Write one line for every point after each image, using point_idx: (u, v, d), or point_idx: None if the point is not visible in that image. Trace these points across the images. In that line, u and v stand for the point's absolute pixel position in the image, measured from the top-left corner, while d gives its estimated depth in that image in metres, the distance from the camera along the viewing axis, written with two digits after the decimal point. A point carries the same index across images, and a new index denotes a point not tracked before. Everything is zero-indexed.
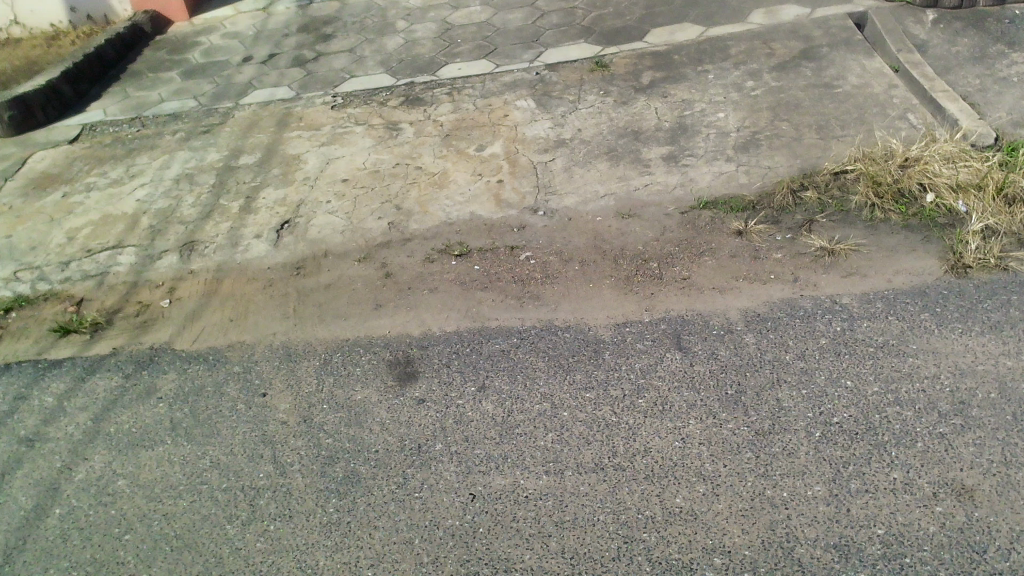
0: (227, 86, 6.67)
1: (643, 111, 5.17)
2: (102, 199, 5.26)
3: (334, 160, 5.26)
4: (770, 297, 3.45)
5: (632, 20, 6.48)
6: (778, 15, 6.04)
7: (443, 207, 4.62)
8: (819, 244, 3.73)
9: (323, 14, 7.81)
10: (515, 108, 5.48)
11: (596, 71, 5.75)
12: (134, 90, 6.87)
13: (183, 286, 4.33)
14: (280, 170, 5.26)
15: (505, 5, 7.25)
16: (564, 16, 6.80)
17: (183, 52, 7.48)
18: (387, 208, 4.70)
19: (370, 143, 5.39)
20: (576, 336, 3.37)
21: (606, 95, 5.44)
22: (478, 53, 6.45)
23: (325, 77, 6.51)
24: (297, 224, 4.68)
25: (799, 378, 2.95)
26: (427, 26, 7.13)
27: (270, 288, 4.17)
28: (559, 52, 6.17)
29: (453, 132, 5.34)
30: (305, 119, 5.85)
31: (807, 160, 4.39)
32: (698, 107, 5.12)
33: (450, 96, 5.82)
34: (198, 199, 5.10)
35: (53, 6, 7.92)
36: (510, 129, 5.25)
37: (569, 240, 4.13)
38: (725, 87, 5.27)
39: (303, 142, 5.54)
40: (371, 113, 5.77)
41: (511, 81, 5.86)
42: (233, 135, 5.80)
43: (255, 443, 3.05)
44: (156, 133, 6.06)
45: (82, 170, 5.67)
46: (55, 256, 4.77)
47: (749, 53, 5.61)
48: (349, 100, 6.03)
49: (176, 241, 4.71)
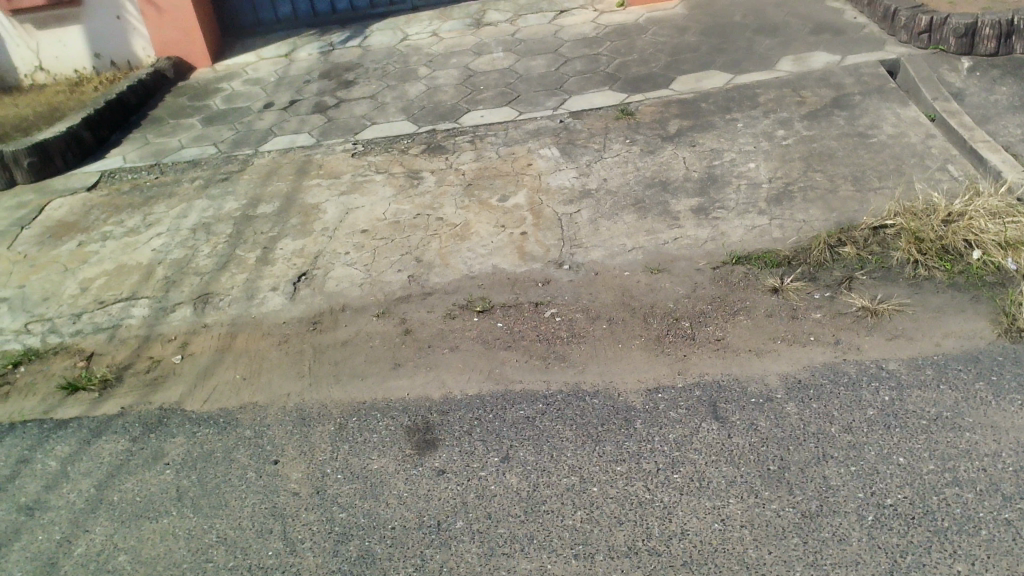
0: (247, 133, 6.62)
1: (671, 161, 5.04)
2: (118, 248, 5.16)
3: (353, 210, 5.14)
4: (811, 362, 3.26)
5: (657, 67, 6.38)
6: (807, 62, 5.92)
7: (465, 259, 4.47)
8: (861, 304, 3.54)
9: (346, 60, 7.79)
10: (539, 157, 5.36)
11: (621, 119, 5.63)
12: (154, 136, 6.84)
13: (195, 341, 4.20)
14: (298, 220, 5.15)
15: (527, 52, 7.20)
16: (588, 62, 6.72)
17: (205, 98, 7.47)
18: (408, 260, 4.56)
19: (390, 192, 5.28)
20: (605, 403, 3.18)
21: (632, 144, 5.31)
22: (500, 100, 6.37)
23: (346, 124, 6.45)
24: (314, 276, 4.56)
25: (846, 454, 2.74)
26: (450, 72, 7.08)
27: (285, 345, 4.03)
28: (583, 99, 6.07)
29: (475, 182, 5.22)
30: (325, 167, 5.76)
31: (843, 213, 4.22)
32: (728, 156, 4.98)
33: (473, 144, 5.71)
34: (215, 249, 4.99)
35: (78, 53, 8.14)
36: (533, 179, 5.12)
37: (596, 296, 3.96)
38: (755, 136, 5.13)
39: (323, 191, 5.44)
40: (392, 161, 5.67)
41: (535, 128, 5.76)
42: (252, 183, 5.72)
43: (264, 516, 2.88)
44: (174, 180, 5.99)
45: (99, 219, 5.60)
46: (68, 307, 4.66)
47: (779, 101, 5.47)
48: (370, 147, 5.95)
49: (191, 292, 4.59)
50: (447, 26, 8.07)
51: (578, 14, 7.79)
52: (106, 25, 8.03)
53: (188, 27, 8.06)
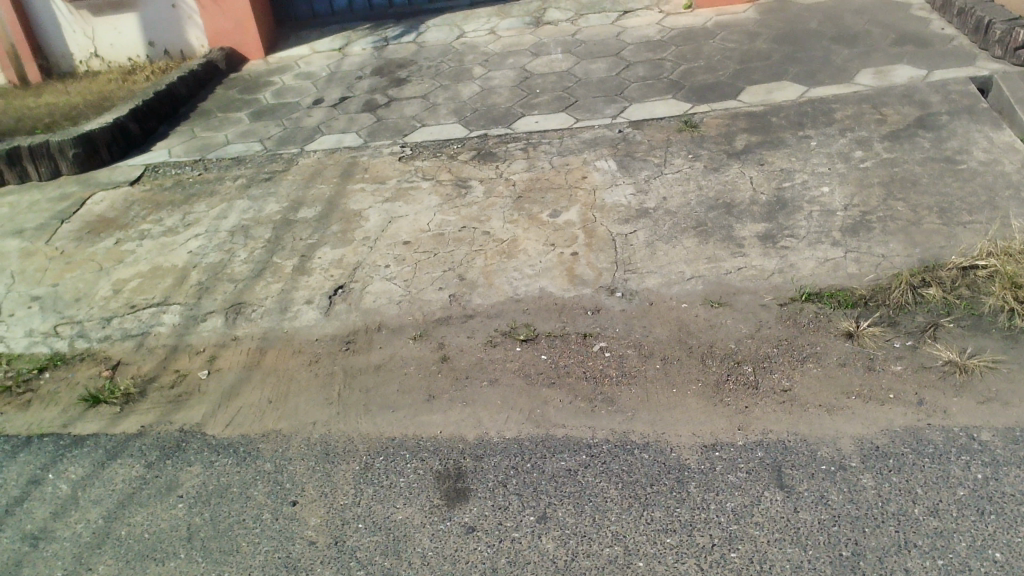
0: (294, 130, 6.43)
1: (737, 180, 4.69)
2: (154, 249, 5.01)
3: (397, 219, 4.90)
4: (889, 424, 2.91)
5: (724, 75, 6.01)
6: (889, 76, 5.49)
7: (510, 280, 4.19)
8: (948, 357, 3.17)
9: (399, 56, 7.55)
10: (595, 170, 5.05)
11: (684, 131, 5.29)
12: (201, 130, 6.70)
13: (223, 356, 4.01)
14: (339, 227, 4.93)
15: (587, 54, 6.88)
16: (651, 68, 6.38)
17: (255, 92, 7.31)
18: (450, 277, 4.30)
19: (436, 201, 5.02)
20: (656, 459, 2.87)
21: (695, 160, 4.97)
22: (556, 106, 6.07)
23: (396, 124, 6.21)
24: (351, 290, 4.33)
25: (931, 543, 2.40)
26: (505, 73, 6.80)
27: (315, 366, 3.80)
28: (644, 108, 5.75)
29: (525, 194, 4.93)
30: (370, 170, 5.53)
31: (927, 249, 3.84)
32: (799, 178, 4.61)
33: (525, 151, 5.43)
34: (251, 254, 4.80)
35: (132, 41, 8.12)
36: (587, 193, 4.82)
37: (650, 331, 3.65)
38: (830, 156, 4.75)
39: (367, 197, 5.22)
40: (440, 167, 5.42)
41: (591, 138, 5.45)
42: (295, 184, 5.51)
43: (277, 567, 2.65)
44: (217, 178, 5.82)
45: (138, 216, 5.45)
46: (98, 310, 4.51)
47: (857, 118, 5.07)
48: (418, 151, 5.70)
49: (223, 301, 4.40)
50: (506, 24, 7.78)
51: (643, 15, 7.44)
52: (161, 13, 7.98)
53: (242, 18, 7.91)
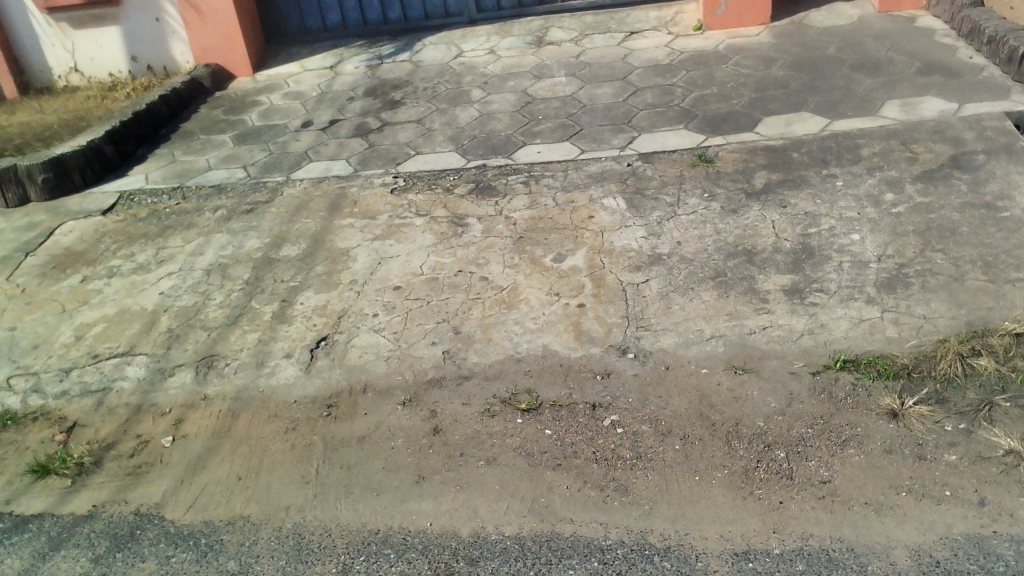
0: (280, 155, 6.04)
1: (757, 224, 4.32)
2: (123, 289, 4.62)
3: (387, 260, 4.52)
4: (947, 530, 2.55)
5: (739, 104, 5.65)
6: (918, 109, 5.13)
7: (511, 334, 3.81)
8: (1010, 446, 2.80)
9: (394, 76, 7.18)
10: (602, 208, 4.68)
11: (698, 166, 4.92)
12: (182, 154, 6.31)
13: (191, 418, 3.61)
14: (324, 268, 4.54)
15: (593, 78, 6.51)
16: (660, 94, 6.02)
17: (241, 112, 6.92)
18: (444, 329, 3.91)
19: (430, 240, 4.64)
20: (678, 570, 2.53)
21: (710, 199, 4.60)
22: (560, 134, 5.70)
23: (389, 151, 5.84)
24: (335, 342, 3.94)
25: None
26: (506, 96, 6.43)
27: (292, 434, 3.41)
28: (654, 139, 5.39)
29: (527, 234, 4.55)
30: (360, 203, 5.15)
31: (974, 311, 3.46)
32: (826, 223, 4.23)
33: (527, 186, 5.05)
34: (228, 298, 4.41)
35: (114, 55, 7.77)
36: (594, 235, 4.45)
37: (666, 401, 3.26)
38: (858, 199, 4.38)
39: (356, 233, 4.83)
40: (435, 201, 5.04)
41: (598, 171, 5.07)
42: (279, 218, 5.13)
43: None
44: (196, 208, 5.43)
45: (108, 250, 5.06)
46: (57, 359, 4.11)
47: (885, 155, 4.70)
48: (412, 182, 5.32)
49: (194, 352, 4.01)
50: (506, 43, 7.41)
51: (651, 36, 7.08)
52: (145, 27, 7.64)
53: (230, 33, 7.54)
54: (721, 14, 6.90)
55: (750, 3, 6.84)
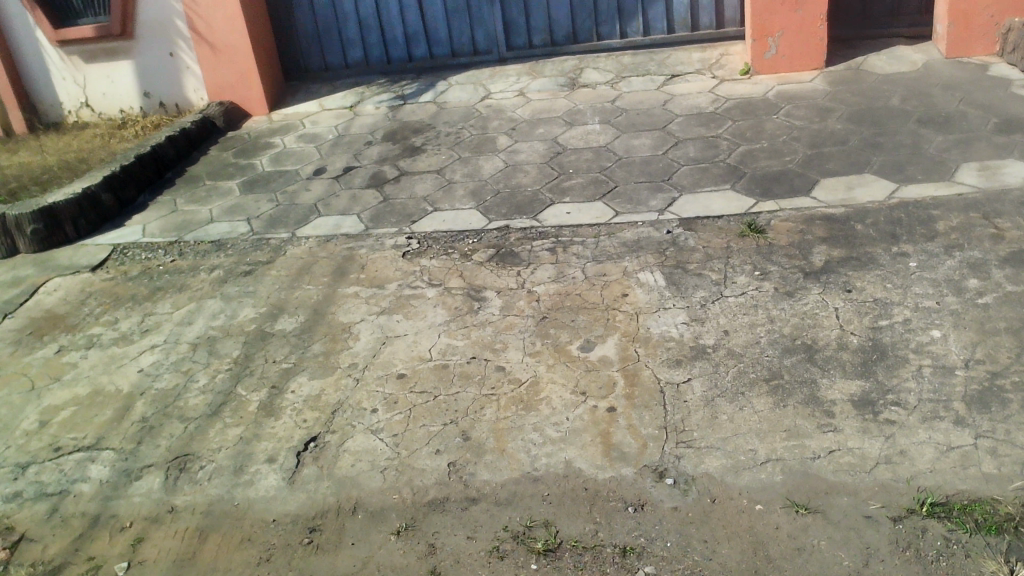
0: (288, 207, 5.58)
1: (818, 312, 3.73)
2: (100, 364, 4.15)
3: (392, 341, 4.00)
4: None
5: (793, 162, 5.08)
6: (1000, 174, 4.53)
7: (528, 445, 3.26)
8: None
9: (416, 119, 6.72)
10: (637, 285, 4.13)
11: (747, 237, 4.36)
12: (185, 202, 5.88)
13: (152, 538, 3.11)
14: (322, 347, 4.03)
15: (629, 126, 5.99)
16: (704, 147, 5.48)
17: (251, 156, 6.49)
18: (451, 434, 3.37)
19: (441, 317, 4.12)
20: None
21: (762, 278, 4.03)
22: (592, 191, 5.17)
23: (404, 206, 5.34)
24: (325, 444, 3.41)
25: None
26: (534, 145, 5.92)
27: (266, 568, 2.91)
28: (697, 201, 4.84)
29: (551, 314, 4.02)
30: (368, 268, 4.66)
31: None
32: (899, 313, 3.64)
33: (553, 253, 4.53)
34: (213, 380, 3.91)
35: (126, 91, 7.41)
36: (628, 319, 3.90)
37: (712, 551, 2.72)
38: (937, 284, 3.77)
39: (360, 305, 4.33)
40: (450, 269, 4.53)
41: (634, 239, 4.54)
42: (278, 283, 4.65)
43: None
44: (191, 267, 4.97)
45: (91, 315, 4.61)
46: (15, 450, 3.63)
47: (965, 231, 4.10)
48: (427, 245, 4.82)
49: (166, 450, 3.51)
50: (537, 85, 6.92)
51: (693, 80, 6.56)
52: (158, 62, 7.28)
53: (245, 68, 7.12)
54: (770, 58, 6.37)
55: (802, 45, 6.31)
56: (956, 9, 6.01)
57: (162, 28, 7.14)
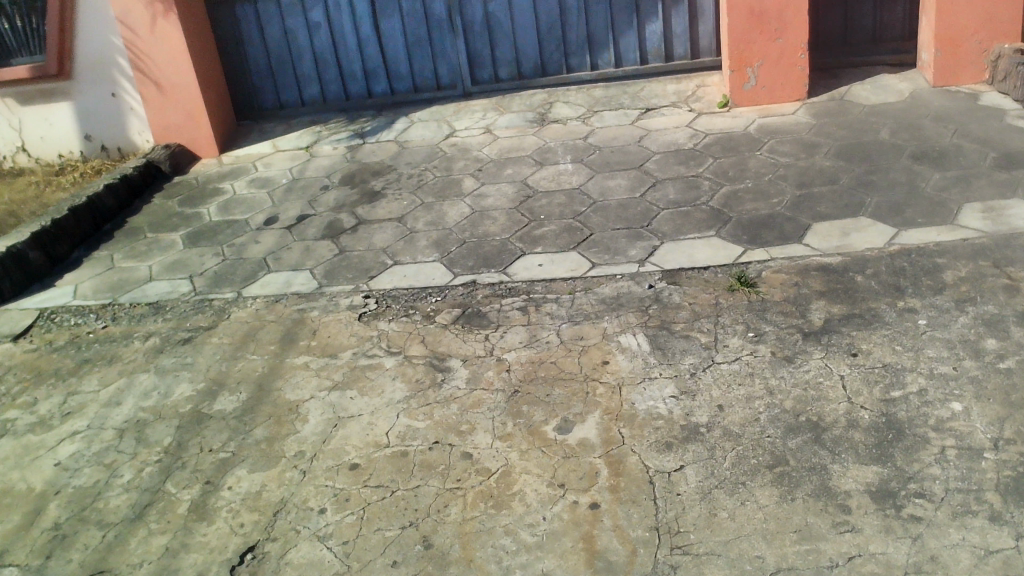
0: (235, 261, 5.11)
1: (822, 379, 3.33)
2: (11, 456, 3.64)
3: (345, 423, 3.54)
4: None
5: (781, 205, 4.71)
6: (1006, 216, 4.18)
7: (500, 554, 2.81)
8: None
9: (376, 160, 6.29)
10: (619, 350, 3.71)
11: (737, 291, 3.97)
12: (123, 258, 5.39)
13: None
14: (266, 431, 3.56)
15: (603, 165, 5.60)
16: (684, 188, 5.10)
17: (198, 204, 6.02)
18: (411, 540, 2.91)
19: (401, 392, 3.67)
20: None
21: (756, 340, 3.63)
22: (566, 240, 4.75)
23: (362, 259, 4.90)
24: (265, 556, 2.95)
25: None
26: (502, 188, 5.52)
27: None
28: (680, 250, 4.45)
29: (524, 387, 3.58)
30: (320, 333, 4.20)
31: None
32: (913, 381, 3.24)
33: (525, 313, 4.11)
34: (138, 475, 3.41)
35: (65, 134, 6.91)
36: (609, 391, 3.47)
37: None
38: (951, 345, 3.39)
39: (310, 378, 3.86)
40: (411, 334, 4.09)
41: (613, 295, 4.13)
42: (220, 353, 4.18)
43: None
44: (125, 335, 4.49)
45: (8, 395, 4.10)
46: None
47: (975, 282, 3.73)
48: (386, 304, 4.39)
49: (80, 566, 3.02)
50: (504, 121, 6.53)
51: (670, 114, 6.21)
52: (99, 104, 6.80)
53: (193, 108, 6.66)
54: (749, 89, 6.03)
55: (782, 75, 5.97)
56: (943, 35, 5.71)
57: (103, 67, 6.67)
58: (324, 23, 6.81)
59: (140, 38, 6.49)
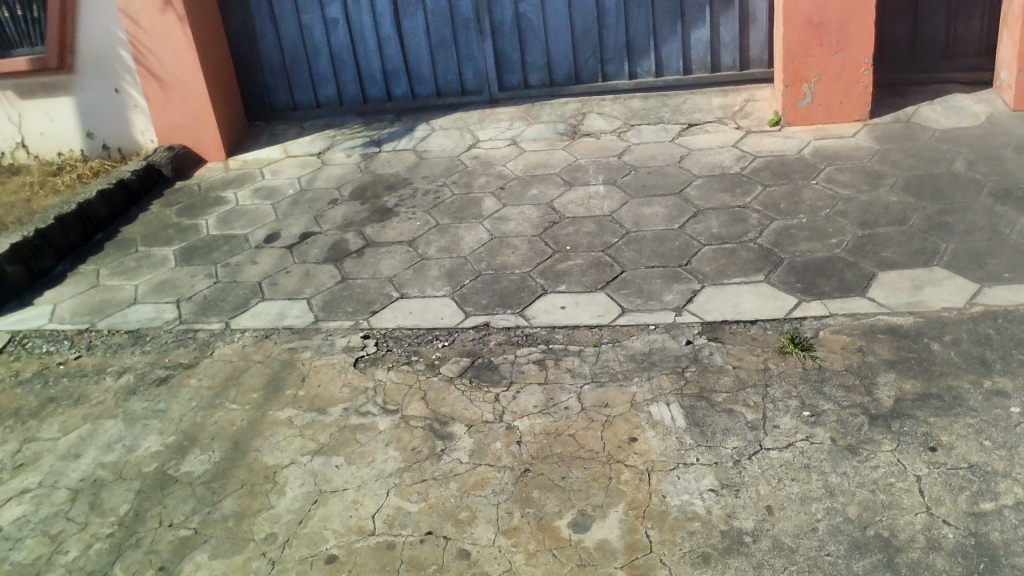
0: (228, 285, 4.64)
1: (894, 480, 2.77)
2: None
3: (327, 499, 3.04)
4: None
5: (841, 247, 4.13)
6: None
7: None
8: None
9: (391, 171, 5.79)
10: (649, 423, 3.17)
11: (790, 355, 3.41)
12: (110, 274, 4.95)
13: None
14: (235, 504, 3.08)
15: (639, 188, 5.04)
16: (730, 221, 4.53)
17: (198, 214, 5.57)
18: None
19: (393, 464, 3.17)
20: None
21: (812, 420, 3.08)
22: (593, 277, 4.21)
23: (365, 290, 4.40)
24: None
25: None
26: (526, 211, 4.98)
27: None
28: (724, 297, 3.89)
29: (537, 465, 3.06)
30: (310, 381, 3.71)
31: None
32: (1009, 490, 2.67)
33: (543, 369, 3.58)
34: (85, 553, 2.95)
35: (66, 131, 6.47)
36: (637, 478, 2.94)
37: None
38: None
39: (293, 438, 3.37)
40: (412, 387, 3.58)
41: (644, 351, 3.59)
42: (197, 398, 3.70)
43: None
44: (97, 369, 4.03)
45: None
46: None
47: None
48: (387, 348, 3.88)
49: None
50: (532, 132, 6.00)
51: (714, 131, 5.63)
52: (102, 99, 6.34)
53: (199, 108, 6.19)
54: (805, 107, 5.42)
55: (843, 93, 5.36)
56: None
57: (106, 61, 6.22)
58: (342, 20, 6.31)
59: (144, 31, 6.03)
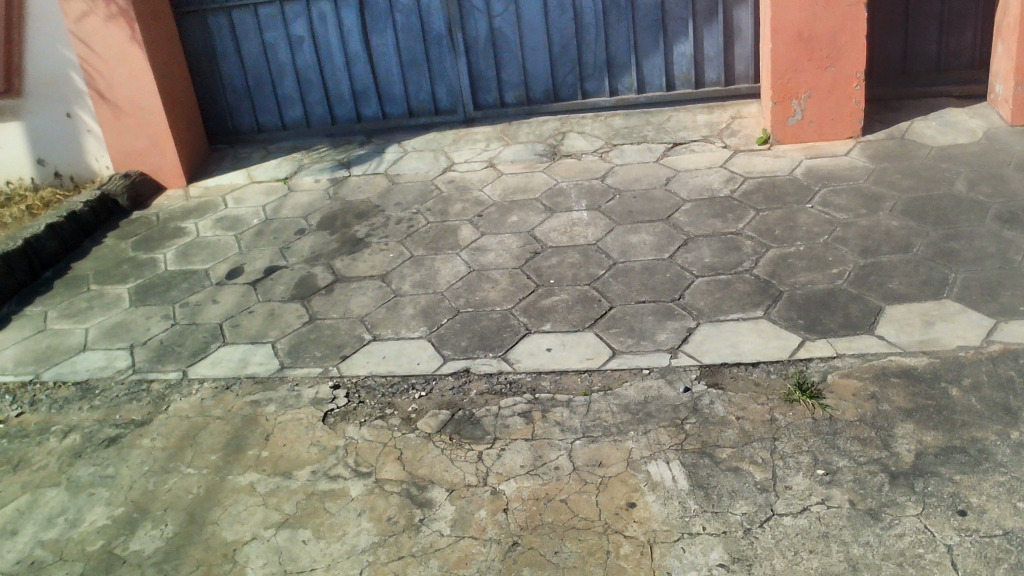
0: (186, 327, 4.30)
1: (923, 551, 2.50)
2: None
3: None
4: None
5: (842, 278, 3.88)
6: None
7: None
8: None
9: (361, 197, 5.47)
10: (648, 485, 2.88)
11: (797, 404, 3.14)
12: (59, 316, 4.59)
13: None
14: None
15: (624, 214, 4.77)
16: (723, 249, 4.26)
17: (156, 247, 5.22)
18: None
19: (366, 538, 2.85)
20: None
21: (827, 479, 2.80)
22: (580, 314, 3.93)
23: (334, 332, 4.08)
24: None
25: None
26: (505, 240, 4.69)
27: None
28: (721, 335, 3.61)
29: (527, 537, 2.76)
30: (274, 440, 3.38)
31: None
32: None
33: (529, 422, 3.28)
34: None
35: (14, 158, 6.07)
36: (638, 552, 2.64)
37: None
38: None
39: (256, 508, 3.04)
40: (386, 446, 3.26)
41: (639, 400, 3.30)
42: (149, 462, 3.36)
43: None
44: (40, 428, 3.67)
45: None
46: None
47: None
48: (359, 399, 3.57)
49: None
50: (510, 154, 5.71)
51: (701, 151, 5.38)
52: (52, 124, 5.96)
53: (156, 132, 5.84)
54: (795, 124, 5.18)
55: (834, 109, 5.12)
56: None
57: (56, 84, 5.84)
58: (307, 37, 5.99)
59: (96, 52, 5.67)
